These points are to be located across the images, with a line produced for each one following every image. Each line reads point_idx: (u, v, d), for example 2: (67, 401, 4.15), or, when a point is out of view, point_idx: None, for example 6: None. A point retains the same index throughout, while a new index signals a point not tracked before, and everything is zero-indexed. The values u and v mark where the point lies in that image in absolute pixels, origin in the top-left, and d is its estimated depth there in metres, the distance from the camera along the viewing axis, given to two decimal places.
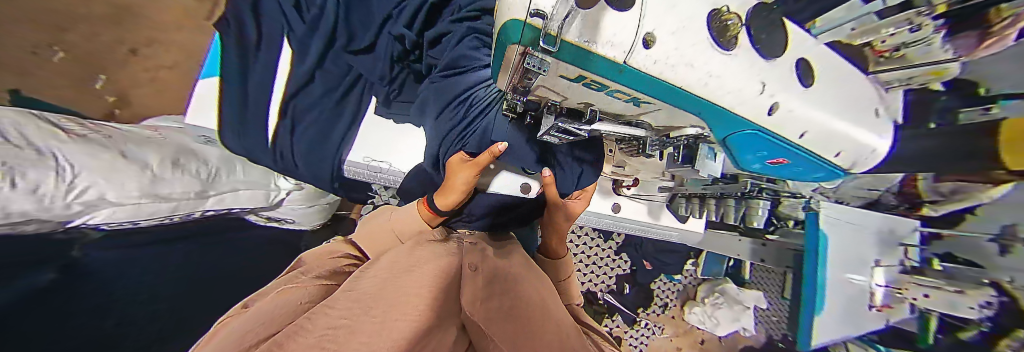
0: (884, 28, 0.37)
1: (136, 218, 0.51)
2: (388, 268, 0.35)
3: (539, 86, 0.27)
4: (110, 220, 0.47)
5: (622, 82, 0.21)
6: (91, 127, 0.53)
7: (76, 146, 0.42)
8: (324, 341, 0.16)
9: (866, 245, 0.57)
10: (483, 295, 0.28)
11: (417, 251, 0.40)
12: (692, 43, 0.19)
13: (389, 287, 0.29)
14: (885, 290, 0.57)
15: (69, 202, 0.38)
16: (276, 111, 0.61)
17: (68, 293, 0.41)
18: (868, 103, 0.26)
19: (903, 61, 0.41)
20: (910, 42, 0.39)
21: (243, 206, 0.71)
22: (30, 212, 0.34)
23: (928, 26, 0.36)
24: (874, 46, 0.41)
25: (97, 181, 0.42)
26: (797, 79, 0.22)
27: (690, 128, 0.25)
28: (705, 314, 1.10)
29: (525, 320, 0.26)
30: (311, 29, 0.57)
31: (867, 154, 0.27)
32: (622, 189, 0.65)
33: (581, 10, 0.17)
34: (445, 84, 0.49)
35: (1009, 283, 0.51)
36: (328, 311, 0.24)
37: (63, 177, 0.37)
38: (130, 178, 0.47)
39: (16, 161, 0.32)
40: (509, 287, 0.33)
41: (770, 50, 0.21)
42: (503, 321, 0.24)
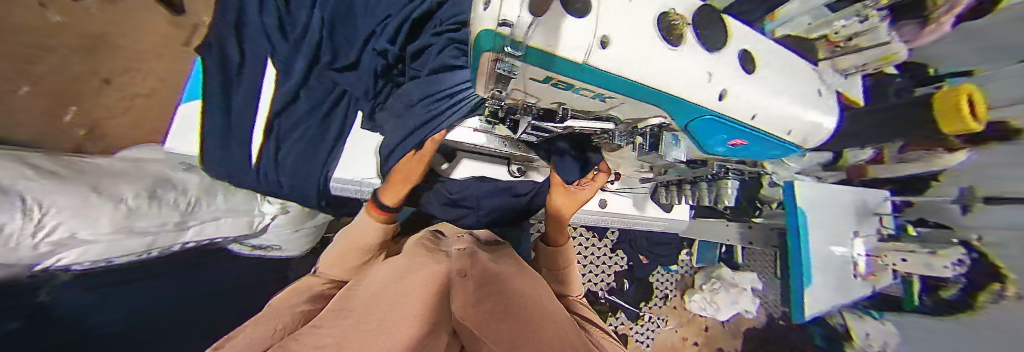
0: (839, 20, 0.45)
1: (110, 256, 0.50)
2: (379, 282, 0.34)
3: (514, 90, 0.28)
4: (80, 260, 0.45)
5: (587, 80, 0.23)
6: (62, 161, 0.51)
7: (47, 182, 0.40)
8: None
9: (840, 218, 0.62)
10: (473, 299, 0.28)
11: (402, 258, 0.40)
12: (644, 41, 0.21)
13: (376, 301, 0.29)
14: (867, 259, 0.62)
15: (36, 244, 0.37)
16: (261, 131, 0.61)
17: (46, 337, 0.38)
18: (809, 85, 0.29)
19: (857, 50, 0.43)
20: (860, 32, 0.42)
21: (226, 234, 0.70)
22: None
23: (872, 18, 0.42)
24: (829, 37, 0.45)
25: (66, 219, 0.40)
26: (740, 67, 0.24)
27: (654, 118, 0.27)
28: (705, 300, 1.13)
29: (522, 318, 0.26)
30: (295, 46, 0.59)
31: (816, 131, 0.30)
32: (606, 185, 0.66)
33: (541, 17, 0.19)
34: (419, 84, 0.52)
35: (979, 241, 0.64)
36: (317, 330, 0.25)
37: (32, 215, 0.36)
38: (105, 213, 0.45)
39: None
40: (503, 288, 0.33)
41: (713, 43, 0.24)
42: (493, 320, 0.24)
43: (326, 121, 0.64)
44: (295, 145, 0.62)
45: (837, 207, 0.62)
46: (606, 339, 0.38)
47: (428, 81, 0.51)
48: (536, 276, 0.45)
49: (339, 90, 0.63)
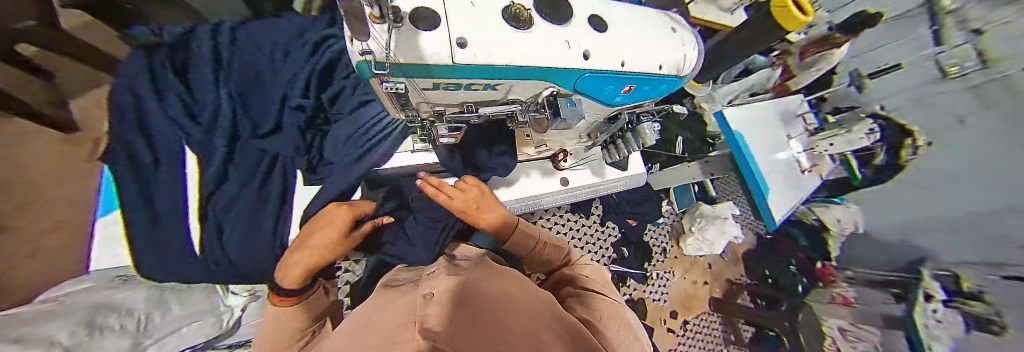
0: None
1: None
2: (350, 328, 0.29)
3: (419, 103, 0.30)
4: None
5: (467, 76, 0.25)
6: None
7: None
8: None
9: (774, 126, 0.83)
10: (467, 289, 0.27)
11: (385, 294, 0.36)
12: (497, 31, 0.24)
13: (366, 325, 0.26)
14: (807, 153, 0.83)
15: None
16: (196, 220, 0.57)
17: None
18: (662, 26, 0.34)
19: None
20: None
21: (192, 342, 0.66)
22: None
23: None
24: None
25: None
26: (592, 29, 0.28)
27: (546, 90, 0.30)
28: (698, 240, 1.18)
29: (510, 306, 0.26)
30: (209, 129, 0.57)
31: (682, 59, 0.34)
32: (560, 163, 0.69)
33: (395, 36, 0.21)
34: (343, 126, 0.63)
35: (883, 110, 0.91)
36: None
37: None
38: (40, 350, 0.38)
39: None
40: (486, 286, 0.29)
41: (560, 17, 0.27)
42: (486, 306, 0.23)
43: (263, 194, 0.60)
44: (237, 223, 0.58)
45: (764, 120, 0.83)
46: (604, 300, 0.39)
47: (348, 121, 0.63)
48: (506, 268, 0.44)
49: (270, 156, 0.61)
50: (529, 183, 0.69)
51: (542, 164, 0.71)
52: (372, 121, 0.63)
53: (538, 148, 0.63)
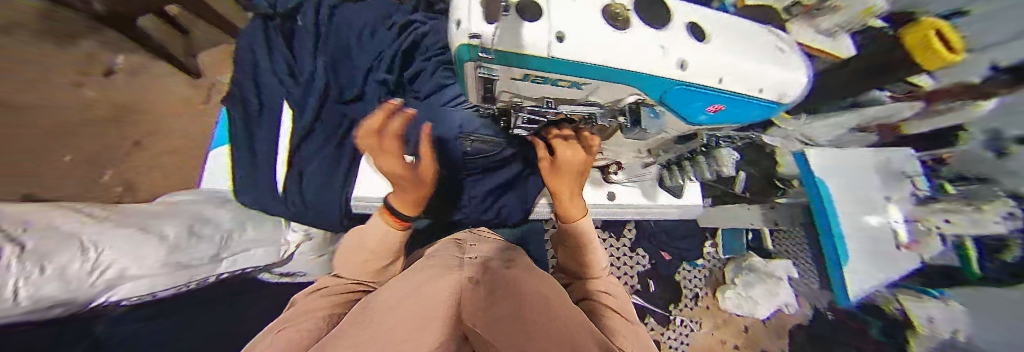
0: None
1: (155, 290, 0.55)
2: (395, 294, 0.36)
3: (502, 92, 0.32)
4: (132, 293, 0.52)
5: (556, 72, 0.25)
6: (113, 209, 0.61)
7: (95, 227, 0.50)
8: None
9: (866, 182, 0.59)
10: (488, 301, 0.27)
11: (420, 278, 0.39)
12: (595, 30, 0.23)
13: (397, 317, 0.29)
14: (909, 226, 0.57)
15: (93, 281, 0.45)
16: (285, 163, 0.66)
17: None
18: (770, 43, 0.30)
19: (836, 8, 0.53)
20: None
21: (256, 264, 0.76)
22: (56, 295, 0.39)
23: None
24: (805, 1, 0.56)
25: (118, 258, 0.49)
26: (694, 38, 0.26)
27: (629, 97, 0.30)
28: (739, 296, 1.04)
29: (536, 318, 0.23)
30: (306, 89, 0.68)
31: (790, 83, 0.30)
32: (610, 177, 0.71)
33: (504, 28, 0.22)
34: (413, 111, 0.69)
35: None
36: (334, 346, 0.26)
37: (87, 256, 0.45)
38: (152, 250, 0.54)
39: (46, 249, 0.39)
40: (509, 288, 0.32)
41: (658, 21, 0.25)
42: (508, 318, 0.20)
43: (338, 151, 0.68)
44: (314, 172, 0.66)
45: (848, 172, 0.60)
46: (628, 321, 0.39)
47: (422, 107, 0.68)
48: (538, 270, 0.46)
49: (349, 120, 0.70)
50: None
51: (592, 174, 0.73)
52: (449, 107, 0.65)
53: (594, 156, 0.65)
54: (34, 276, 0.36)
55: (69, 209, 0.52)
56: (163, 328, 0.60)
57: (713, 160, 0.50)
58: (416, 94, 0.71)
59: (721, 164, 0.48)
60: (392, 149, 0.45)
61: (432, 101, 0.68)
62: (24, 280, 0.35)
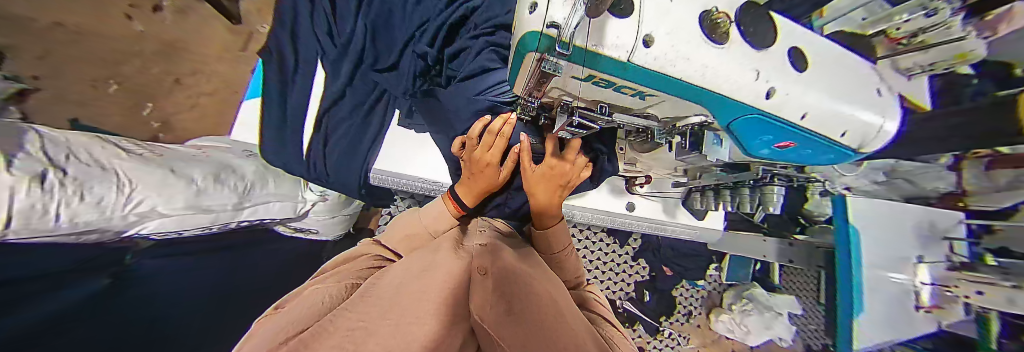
0: (898, 14, 0.41)
1: (181, 228, 0.61)
2: (404, 272, 0.37)
3: (552, 88, 0.30)
4: (160, 229, 0.56)
5: (628, 79, 0.23)
6: (145, 147, 0.65)
7: (130, 164, 0.52)
8: (346, 341, 0.20)
9: (902, 240, 0.54)
10: (492, 300, 0.29)
11: (432, 258, 0.40)
12: (686, 40, 0.21)
13: (403, 294, 0.30)
14: (932, 289, 0.53)
15: (127, 213, 0.47)
16: (311, 124, 0.70)
17: (119, 299, 0.45)
18: (866, 84, 0.27)
19: (921, 45, 0.41)
20: (927, 27, 0.39)
21: (273, 216, 0.82)
22: (94, 221, 0.41)
23: (943, 10, 0.37)
24: (888, 34, 0.44)
25: (150, 195, 0.52)
26: (790, 65, 0.24)
27: (694, 117, 0.28)
28: (733, 322, 1.00)
29: (538, 328, 0.26)
30: (341, 51, 0.67)
31: (875, 132, 0.27)
32: (635, 187, 0.70)
33: (590, 19, 0.20)
34: (449, 93, 0.61)
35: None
36: (347, 314, 0.27)
37: (123, 189, 0.47)
38: (178, 193, 0.57)
39: (83, 178, 0.41)
40: (519, 288, 0.35)
41: (760, 41, 0.23)
42: (512, 325, 0.24)
43: (367, 121, 0.72)
44: (342, 137, 0.70)
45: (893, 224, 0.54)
46: (615, 334, 0.43)
47: (457, 90, 0.61)
48: (538, 262, 0.51)
49: (380, 90, 0.71)
50: (599, 197, 0.71)
51: (616, 182, 0.71)
52: (492, 97, 0.57)
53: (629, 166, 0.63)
54: (74, 202, 0.38)
55: (106, 142, 0.55)
56: (183, 272, 0.62)
57: (759, 195, 0.49)
58: (455, 74, 0.64)
59: (767, 201, 0.47)
60: (487, 161, 0.52)
61: (472, 88, 0.59)
62: (66, 204, 0.37)
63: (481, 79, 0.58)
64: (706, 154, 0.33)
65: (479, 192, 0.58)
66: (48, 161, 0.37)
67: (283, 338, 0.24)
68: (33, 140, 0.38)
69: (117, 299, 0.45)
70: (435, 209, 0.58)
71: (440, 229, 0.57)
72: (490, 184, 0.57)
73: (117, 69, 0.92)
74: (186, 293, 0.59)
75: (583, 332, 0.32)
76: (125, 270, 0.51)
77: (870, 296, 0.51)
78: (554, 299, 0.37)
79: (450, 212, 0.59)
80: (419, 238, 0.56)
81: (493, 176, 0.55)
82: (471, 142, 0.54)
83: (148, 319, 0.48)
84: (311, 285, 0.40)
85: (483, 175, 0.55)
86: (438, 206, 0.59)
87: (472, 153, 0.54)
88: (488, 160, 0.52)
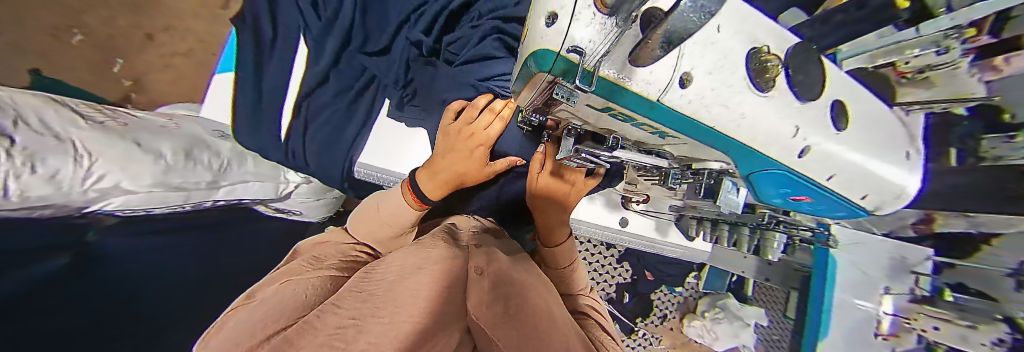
0: (910, 48, 0.30)
1: (149, 206, 0.59)
2: (396, 270, 0.32)
3: (561, 110, 0.26)
4: (125, 206, 0.55)
5: (652, 117, 0.20)
6: (108, 113, 0.61)
7: (91, 133, 0.50)
8: (335, 339, 0.18)
9: (875, 266, 0.49)
10: (488, 299, 0.27)
11: (421, 254, 0.37)
12: (729, 84, 0.18)
13: (395, 288, 0.27)
14: (894, 320, 0.47)
15: (86, 189, 0.47)
16: (290, 109, 0.66)
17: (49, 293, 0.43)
18: (899, 146, 0.25)
19: (930, 84, 0.33)
20: (937, 64, 0.31)
21: (254, 196, 0.78)
22: (49, 196, 0.43)
23: (958, 48, 0.28)
24: (895, 66, 0.33)
25: (112, 170, 0.51)
26: (831, 121, 0.21)
27: (714, 162, 0.26)
28: (704, 328, 1.04)
29: (535, 333, 0.24)
30: (326, 26, 0.60)
31: (895, 196, 0.26)
32: (630, 204, 0.70)
33: (637, 65, 0.18)
34: (444, 75, 0.57)
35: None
36: (336, 309, 0.24)
37: (81, 163, 0.46)
38: (144, 168, 0.55)
39: (37, 148, 0.42)
40: (517, 291, 0.32)
41: (808, 92, 0.20)
42: (514, 330, 0.22)
43: (352, 108, 0.68)
44: (323, 125, 0.67)
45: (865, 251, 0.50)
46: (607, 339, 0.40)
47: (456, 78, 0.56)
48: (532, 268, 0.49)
49: (368, 75, 0.66)
50: (591, 208, 0.71)
51: (611, 196, 0.71)
52: (496, 87, 0.52)
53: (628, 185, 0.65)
54: (24, 175, 0.39)
55: (65, 107, 0.53)
56: (159, 244, 0.63)
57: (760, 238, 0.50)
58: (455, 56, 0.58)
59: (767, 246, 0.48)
60: (480, 140, 0.47)
61: (475, 73, 0.54)
62: (16, 177, 0.38)
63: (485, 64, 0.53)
64: (720, 206, 0.32)
65: (445, 181, 0.51)
66: None
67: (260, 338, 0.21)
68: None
69: (82, 278, 0.49)
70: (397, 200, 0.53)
71: (403, 223, 0.52)
72: (472, 170, 0.51)
73: (80, 18, 0.94)
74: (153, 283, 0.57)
75: (577, 338, 0.30)
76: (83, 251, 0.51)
77: (839, 321, 0.47)
78: (548, 303, 0.36)
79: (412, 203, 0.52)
80: (379, 226, 0.52)
81: (481, 161, 0.51)
82: (469, 112, 0.48)
83: (116, 297, 0.51)
84: (294, 271, 0.37)
85: (470, 157, 0.50)
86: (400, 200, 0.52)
87: (462, 128, 0.49)
88: (480, 139, 0.47)
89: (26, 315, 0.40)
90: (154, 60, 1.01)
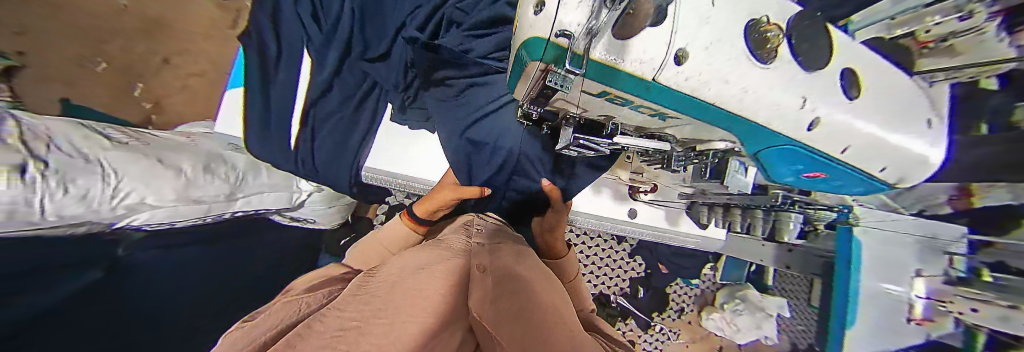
0: (928, 15, 0.34)
1: (172, 220, 0.62)
2: (397, 272, 0.33)
3: (559, 100, 0.26)
4: (149, 221, 0.58)
5: (651, 99, 0.20)
6: (132, 135, 0.64)
7: (117, 154, 0.52)
8: (337, 340, 0.16)
9: (908, 256, 0.54)
10: (492, 296, 0.26)
11: (427, 254, 0.38)
12: (726, 57, 0.18)
13: (397, 291, 0.27)
14: (925, 302, 0.53)
15: (114, 206, 0.50)
16: (299, 117, 0.67)
17: (101, 297, 0.47)
18: (919, 113, 0.24)
19: (953, 50, 0.36)
20: (958, 31, 0.34)
21: (268, 206, 0.80)
22: (82, 214, 0.45)
23: (980, 13, 0.31)
24: (917, 36, 0.38)
25: (138, 186, 0.53)
26: (841, 90, 0.21)
27: (719, 142, 0.25)
28: (724, 320, 1.00)
29: (543, 329, 0.22)
30: (327, 38, 0.62)
31: (918, 164, 0.25)
32: (639, 195, 0.68)
33: (620, 39, 0.17)
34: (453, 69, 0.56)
35: None
36: (339, 313, 0.24)
37: (109, 181, 0.49)
38: (168, 183, 0.57)
39: (69, 170, 0.43)
40: (522, 289, 0.32)
41: (812, 61, 0.20)
42: (517, 324, 0.21)
43: (356, 115, 0.70)
44: (332, 132, 0.69)
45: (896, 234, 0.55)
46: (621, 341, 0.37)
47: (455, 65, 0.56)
48: (539, 266, 0.49)
49: (370, 81, 0.67)
50: (599, 201, 0.70)
51: (618, 188, 0.71)
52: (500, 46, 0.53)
53: (634, 175, 0.64)
54: (58, 195, 0.41)
55: (90, 129, 0.55)
56: (181, 256, 0.65)
57: (775, 219, 0.49)
58: (458, 26, 0.55)
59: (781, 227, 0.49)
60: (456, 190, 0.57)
61: (475, 49, 0.54)
62: (50, 196, 0.40)
63: (492, 36, 0.52)
64: (726, 185, 0.31)
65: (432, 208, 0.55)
66: (28, 152, 0.39)
67: (265, 339, 0.20)
68: (13, 132, 0.40)
69: (110, 290, 0.49)
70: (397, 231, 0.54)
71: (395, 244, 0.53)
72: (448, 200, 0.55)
73: (103, 47, 0.98)
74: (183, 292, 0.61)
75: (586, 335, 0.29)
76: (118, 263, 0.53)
77: (864, 305, 0.53)
78: (553, 300, 0.35)
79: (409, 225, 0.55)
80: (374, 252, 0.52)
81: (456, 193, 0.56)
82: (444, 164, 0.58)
83: (133, 311, 0.50)
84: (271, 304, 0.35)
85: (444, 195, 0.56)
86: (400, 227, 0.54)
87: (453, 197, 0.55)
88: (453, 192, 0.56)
89: (70, 323, 0.41)
90: (173, 82, 1.06)
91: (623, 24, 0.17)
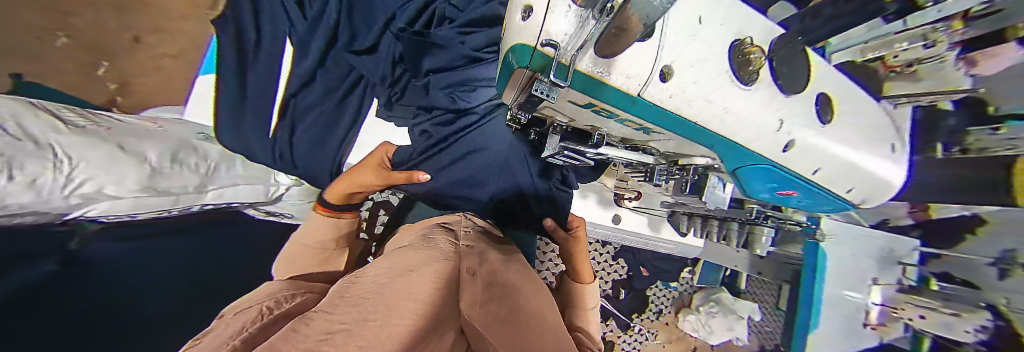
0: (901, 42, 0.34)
1: (136, 212, 0.50)
2: (387, 272, 0.31)
3: (545, 107, 0.26)
4: (109, 212, 0.46)
5: (634, 113, 0.20)
6: (92, 118, 0.54)
7: (74, 138, 0.42)
8: (325, 344, 0.12)
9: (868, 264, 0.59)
10: (482, 298, 0.23)
11: (414, 256, 0.36)
12: (711, 77, 0.18)
13: (387, 291, 0.23)
14: (879, 309, 0.57)
15: (68, 195, 0.39)
16: (279, 109, 0.64)
17: (60, 291, 0.36)
18: (885, 138, 0.26)
19: (915, 76, 0.40)
20: (924, 58, 0.37)
21: (242, 200, 0.69)
22: (29, 203, 0.34)
23: (941, 42, 0.34)
24: (885, 60, 0.39)
25: (96, 174, 0.42)
26: (816, 115, 0.22)
27: (701, 157, 0.26)
28: (699, 322, 1.04)
29: (535, 338, 0.20)
30: (311, 27, 0.60)
31: (879, 187, 0.26)
32: (623, 201, 0.71)
33: (599, 53, 0.16)
34: (440, 54, 0.56)
35: (1006, 305, 0.47)
36: (323, 318, 0.19)
37: (61, 169, 0.38)
38: (130, 169, 0.47)
39: (15, 152, 0.33)
40: (507, 293, 0.29)
41: (791, 86, 0.21)
42: (510, 331, 0.18)
43: (341, 104, 0.66)
44: (312, 125, 0.66)
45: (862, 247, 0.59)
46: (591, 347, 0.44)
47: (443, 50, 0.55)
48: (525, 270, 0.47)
49: (356, 74, 0.65)
50: (585, 207, 0.71)
51: (604, 194, 0.72)
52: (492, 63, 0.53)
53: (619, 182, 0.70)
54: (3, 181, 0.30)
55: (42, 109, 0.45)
56: (153, 243, 0.53)
57: (748, 232, 0.54)
58: (450, 22, 0.55)
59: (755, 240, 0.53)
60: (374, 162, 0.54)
61: (467, 42, 0.54)
62: None
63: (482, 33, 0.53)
64: (706, 199, 0.33)
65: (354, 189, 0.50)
66: None
67: (256, 331, 0.17)
68: None
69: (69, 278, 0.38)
70: (324, 229, 0.47)
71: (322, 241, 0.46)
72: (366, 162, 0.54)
73: None
74: (162, 275, 0.51)
75: (568, 336, 0.29)
76: (74, 257, 0.41)
77: (826, 308, 0.56)
78: (541, 305, 0.33)
79: (331, 219, 0.48)
80: (307, 252, 0.46)
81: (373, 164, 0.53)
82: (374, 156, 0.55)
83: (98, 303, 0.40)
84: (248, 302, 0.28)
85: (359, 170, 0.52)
86: (323, 225, 0.47)
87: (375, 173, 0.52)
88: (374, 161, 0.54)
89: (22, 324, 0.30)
90: None
91: (605, 42, 0.15)
